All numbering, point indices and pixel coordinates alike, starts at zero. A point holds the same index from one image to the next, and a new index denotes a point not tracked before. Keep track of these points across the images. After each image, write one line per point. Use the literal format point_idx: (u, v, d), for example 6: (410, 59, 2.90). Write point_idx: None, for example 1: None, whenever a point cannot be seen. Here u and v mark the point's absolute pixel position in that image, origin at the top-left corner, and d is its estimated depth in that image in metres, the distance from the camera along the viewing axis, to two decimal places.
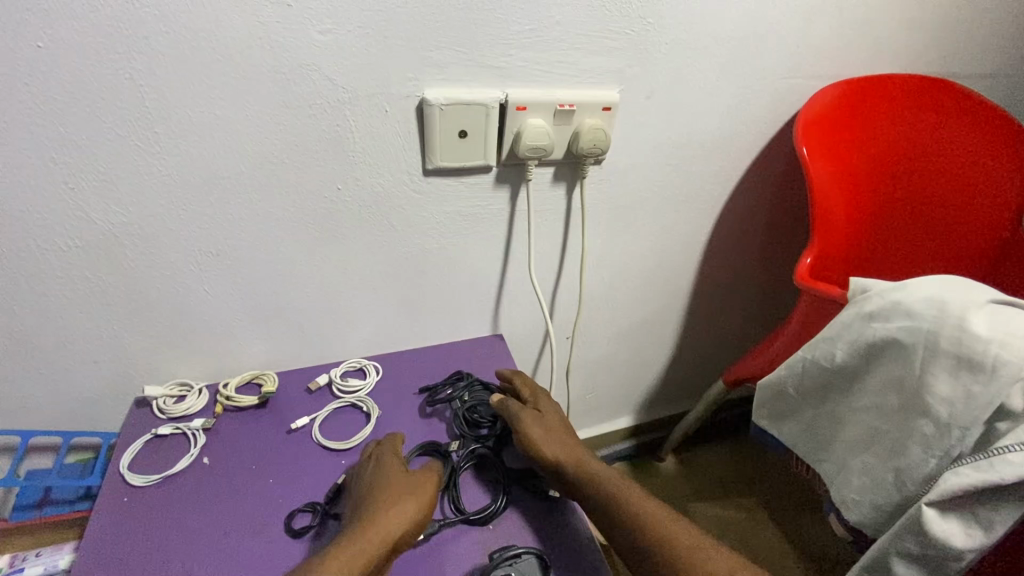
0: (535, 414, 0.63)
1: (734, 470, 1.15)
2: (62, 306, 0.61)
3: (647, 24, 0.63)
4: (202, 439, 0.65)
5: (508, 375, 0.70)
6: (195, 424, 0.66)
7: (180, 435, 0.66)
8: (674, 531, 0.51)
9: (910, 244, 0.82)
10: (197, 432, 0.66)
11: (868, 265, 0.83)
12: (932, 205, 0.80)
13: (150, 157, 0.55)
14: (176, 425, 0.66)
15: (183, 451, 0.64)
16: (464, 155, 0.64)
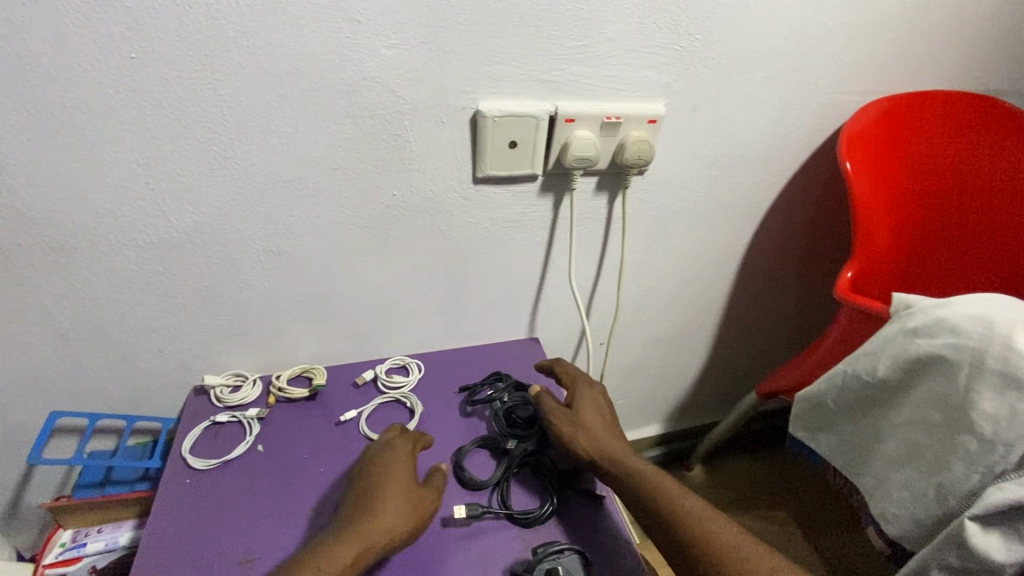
0: (576, 406, 0.66)
1: (762, 483, 1.15)
2: (135, 297, 0.66)
3: (694, 41, 0.65)
4: (257, 427, 0.69)
5: (549, 366, 0.73)
6: (251, 413, 0.70)
7: (236, 423, 0.70)
8: (708, 527, 0.52)
9: (956, 261, 0.81)
10: (251, 420, 0.70)
11: (911, 283, 0.83)
12: (977, 221, 0.79)
13: (223, 162, 0.58)
14: (233, 413, 0.70)
15: (239, 439, 0.68)
16: (513, 164, 0.66)
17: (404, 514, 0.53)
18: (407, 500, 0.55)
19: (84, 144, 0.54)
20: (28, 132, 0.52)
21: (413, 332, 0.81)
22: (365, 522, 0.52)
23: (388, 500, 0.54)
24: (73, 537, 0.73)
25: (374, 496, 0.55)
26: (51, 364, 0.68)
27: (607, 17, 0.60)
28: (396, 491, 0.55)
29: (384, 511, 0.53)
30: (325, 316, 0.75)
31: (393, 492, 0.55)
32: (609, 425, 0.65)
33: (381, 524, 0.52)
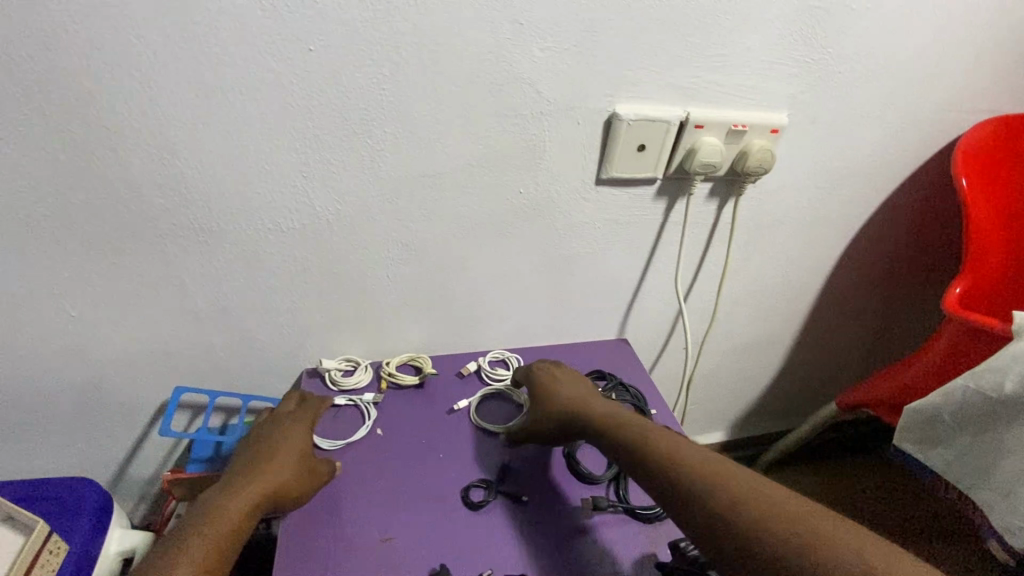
0: (557, 382, 0.66)
1: (830, 495, 1.14)
2: (266, 281, 0.68)
3: (826, 54, 0.66)
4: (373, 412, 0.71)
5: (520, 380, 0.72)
6: (367, 398, 0.73)
7: (353, 406, 0.73)
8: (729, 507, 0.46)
9: None
10: (367, 405, 0.72)
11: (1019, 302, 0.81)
12: None
13: (371, 153, 0.60)
14: (348, 397, 0.73)
15: (357, 424, 0.71)
16: (638, 167, 0.67)
17: (296, 457, 0.61)
18: (304, 448, 0.62)
19: (248, 132, 0.56)
20: (202, 117, 0.54)
21: (512, 326, 0.83)
22: (268, 457, 0.60)
23: (279, 444, 0.61)
24: None
25: (260, 441, 0.63)
26: (180, 341, 0.70)
27: (748, 27, 0.61)
28: (295, 439, 0.63)
29: (295, 454, 0.61)
30: (435, 306, 0.77)
31: (289, 437, 0.63)
32: (596, 395, 0.64)
33: (287, 461, 0.60)
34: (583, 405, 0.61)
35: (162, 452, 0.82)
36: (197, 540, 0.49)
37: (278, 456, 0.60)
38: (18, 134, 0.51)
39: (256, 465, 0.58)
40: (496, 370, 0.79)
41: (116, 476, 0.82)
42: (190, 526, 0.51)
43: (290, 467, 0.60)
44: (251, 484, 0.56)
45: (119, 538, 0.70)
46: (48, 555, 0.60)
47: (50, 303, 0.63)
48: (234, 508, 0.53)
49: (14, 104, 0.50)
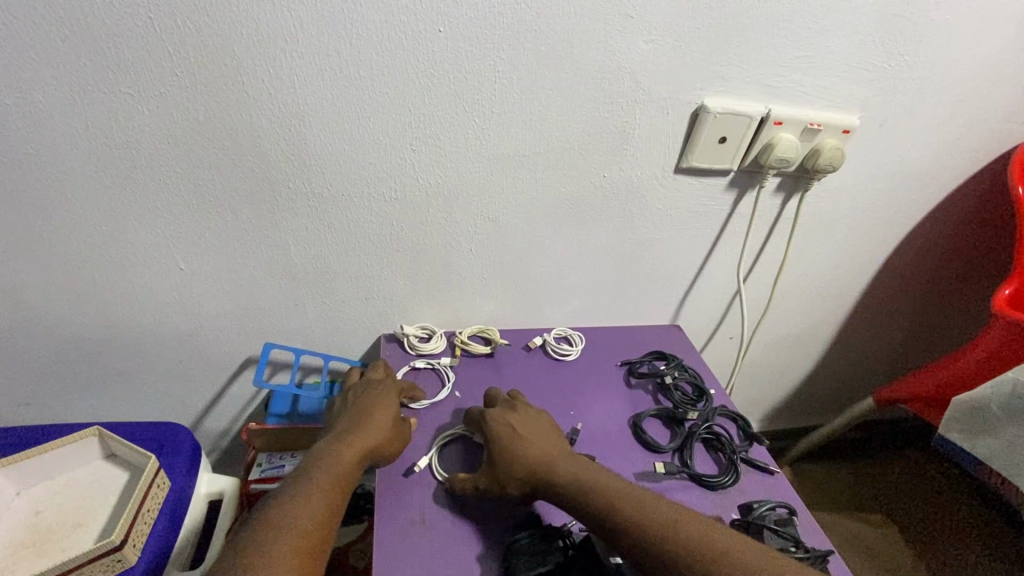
0: (512, 434, 0.60)
1: (856, 488, 1.18)
2: (361, 247, 0.72)
3: (903, 61, 0.70)
4: (451, 376, 0.75)
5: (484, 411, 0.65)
6: (444, 362, 0.77)
7: (429, 368, 0.77)
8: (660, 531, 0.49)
9: None
10: (444, 368, 0.76)
11: None
12: None
13: (477, 131, 0.65)
14: (425, 361, 0.77)
15: (434, 386, 0.75)
16: (717, 158, 0.71)
17: (390, 422, 0.62)
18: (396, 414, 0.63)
19: (370, 104, 0.61)
20: (332, 87, 0.59)
21: (576, 305, 0.88)
22: (365, 419, 0.61)
23: (374, 408, 0.62)
24: (268, 459, 0.82)
25: (353, 404, 0.64)
26: (275, 298, 0.75)
27: (835, 32, 0.65)
28: (386, 405, 0.64)
29: (389, 419, 0.62)
30: (509, 282, 0.81)
31: (382, 403, 0.64)
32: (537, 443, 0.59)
33: (382, 425, 0.61)
34: (551, 464, 0.57)
35: (238, 405, 0.86)
36: (315, 488, 0.51)
37: (375, 419, 0.61)
38: (169, 93, 0.56)
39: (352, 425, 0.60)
40: (562, 346, 0.84)
41: (194, 425, 0.87)
42: (302, 476, 0.52)
43: (386, 431, 0.61)
44: (351, 443, 0.57)
45: (207, 480, 0.75)
46: (156, 486, 0.65)
47: (166, 254, 0.68)
48: (340, 464, 0.54)
49: (172, 65, 0.54)
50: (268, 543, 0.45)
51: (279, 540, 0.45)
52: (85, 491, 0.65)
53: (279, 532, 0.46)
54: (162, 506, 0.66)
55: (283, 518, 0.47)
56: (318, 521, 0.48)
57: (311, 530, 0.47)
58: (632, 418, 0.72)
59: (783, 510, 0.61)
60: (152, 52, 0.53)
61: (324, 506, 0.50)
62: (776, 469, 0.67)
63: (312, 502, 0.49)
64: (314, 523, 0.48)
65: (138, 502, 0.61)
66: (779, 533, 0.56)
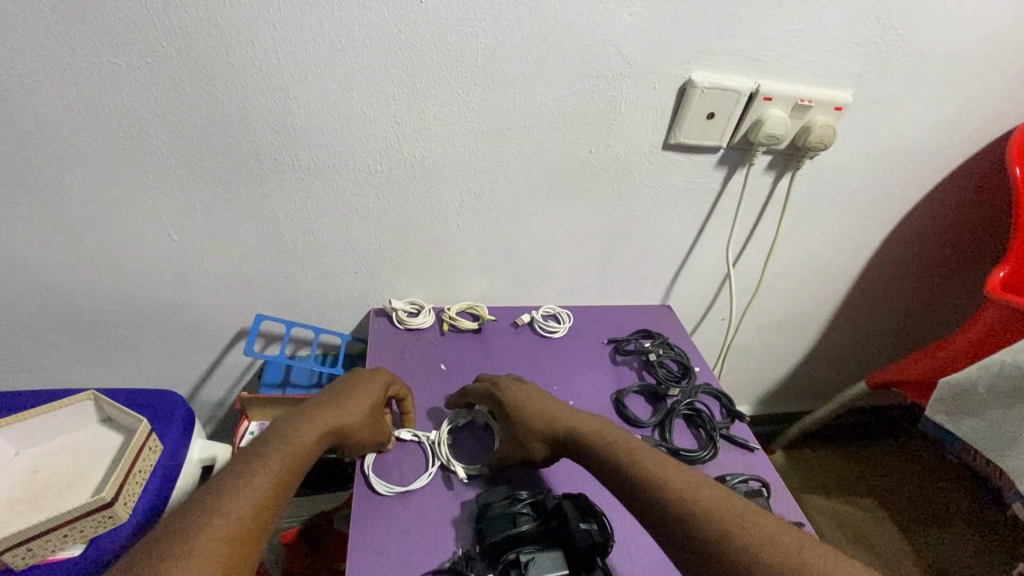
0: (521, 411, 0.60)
1: (847, 472, 1.18)
2: (349, 221, 0.73)
3: (898, 36, 0.68)
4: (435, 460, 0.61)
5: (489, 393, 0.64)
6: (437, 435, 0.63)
7: (416, 443, 0.64)
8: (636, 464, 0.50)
9: None
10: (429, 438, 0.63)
11: None
12: None
13: (461, 104, 0.65)
14: (415, 432, 0.64)
15: (419, 470, 0.61)
16: (704, 135, 0.71)
17: (363, 422, 0.58)
18: (374, 404, 0.60)
19: (354, 76, 0.61)
20: (314, 57, 0.59)
21: (565, 283, 0.88)
22: (337, 405, 0.57)
23: (353, 396, 0.59)
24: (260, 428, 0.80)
25: (332, 389, 0.60)
26: (266, 270, 0.76)
27: (825, 4, 0.64)
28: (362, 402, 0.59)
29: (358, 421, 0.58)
30: (498, 258, 0.82)
31: (364, 392, 0.60)
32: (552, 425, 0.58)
33: (350, 424, 0.57)
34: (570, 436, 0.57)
35: (233, 376, 0.88)
36: (265, 469, 0.48)
37: (349, 407, 0.58)
38: (155, 62, 0.57)
39: (325, 410, 0.56)
40: (549, 323, 0.84)
41: (191, 394, 0.89)
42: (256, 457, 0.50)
43: (355, 422, 0.58)
44: (316, 429, 0.54)
45: (200, 447, 0.77)
46: (148, 450, 0.67)
47: (158, 225, 0.69)
48: (298, 447, 0.51)
49: (156, 35, 0.55)
50: (201, 523, 0.42)
51: (213, 520, 0.42)
52: (81, 453, 0.68)
53: (220, 512, 0.43)
54: (154, 469, 0.68)
55: (224, 498, 0.44)
56: (259, 505, 0.45)
57: (251, 513, 0.44)
58: (615, 395, 0.73)
59: (756, 484, 0.62)
60: (136, 22, 0.54)
61: (270, 490, 0.47)
62: (757, 447, 0.68)
63: (257, 485, 0.46)
64: (254, 507, 0.45)
65: (129, 464, 0.63)
66: None
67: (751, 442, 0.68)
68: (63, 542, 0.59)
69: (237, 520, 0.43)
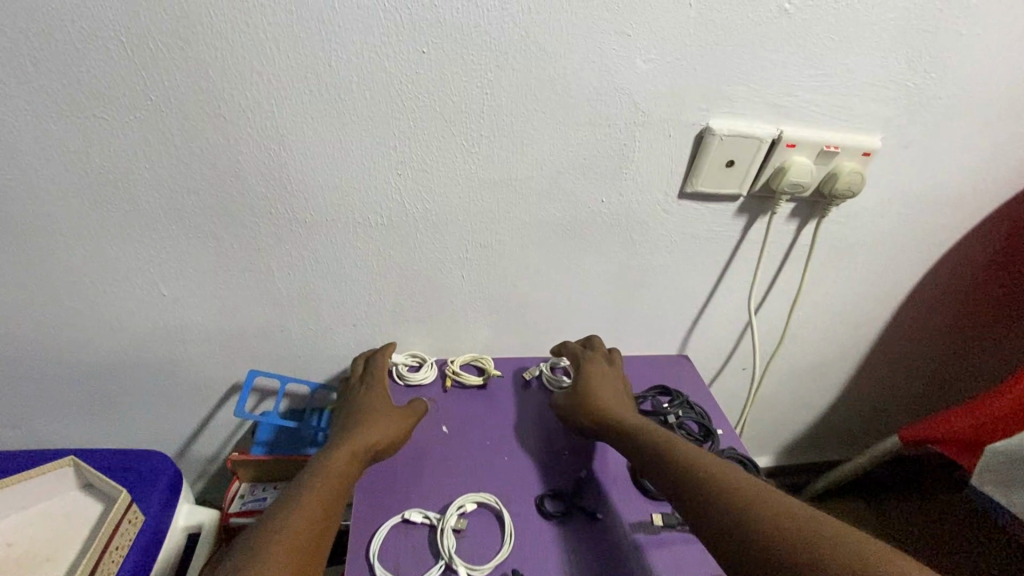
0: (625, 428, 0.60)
1: (883, 528, 1.10)
2: (348, 274, 0.69)
3: (929, 79, 0.64)
4: (445, 548, 0.54)
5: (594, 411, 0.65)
6: (449, 518, 0.57)
7: (427, 527, 0.58)
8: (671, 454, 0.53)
9: None
10: (441, 522, 0.57)
11: None
12: None
13: (465, 155, 0.61)
14: (426, 515, 0.58)
15: (426, 562, 0.54)
16: (723, 183, 0.67)
17: (382, 425, 0.63)
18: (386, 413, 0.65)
19: (352, 128, 0.58)
20: (311, 110, 0.56)
21: (575, 333, 0.83)
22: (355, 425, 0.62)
23: (370, 421, 0.62)
24: (251, 490, 0.78)
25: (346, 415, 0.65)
26: (261, 324, 0.72)
27: (851, 48, 0.60)
28: (374, 414, 0.64)
29: (377, 426, 0.63)
30: (505, 310, 0.78)
31: (373, 406, 0.65)
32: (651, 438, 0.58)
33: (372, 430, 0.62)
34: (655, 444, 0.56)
35: (226, 432, 0.84)
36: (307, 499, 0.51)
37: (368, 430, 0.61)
38: (145, 117, 0.54)
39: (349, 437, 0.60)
40: (559, 377, 0.77)
41: (182, 451, 0.85)
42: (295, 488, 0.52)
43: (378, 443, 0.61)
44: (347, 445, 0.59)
45: (187, 513, 0.73)
46: (126, 524, 0.62)
47: (148, 280, 0.66)
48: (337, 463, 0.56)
49: (145, 89, 0.53)
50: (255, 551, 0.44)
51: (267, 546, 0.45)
52: (57, 525, 0.63)
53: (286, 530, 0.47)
54: (133, 544, 0.63)
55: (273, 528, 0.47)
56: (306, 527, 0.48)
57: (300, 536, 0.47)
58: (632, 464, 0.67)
59: None
60: (125, 77, 0.52)
61: (315, 514, 0.49)
62: None
63: (302, 512, 0.49)
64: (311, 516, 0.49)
65: (105, 540, 0.59)
66: None
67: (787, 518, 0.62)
68: None
69: (301, 531, 0.47)
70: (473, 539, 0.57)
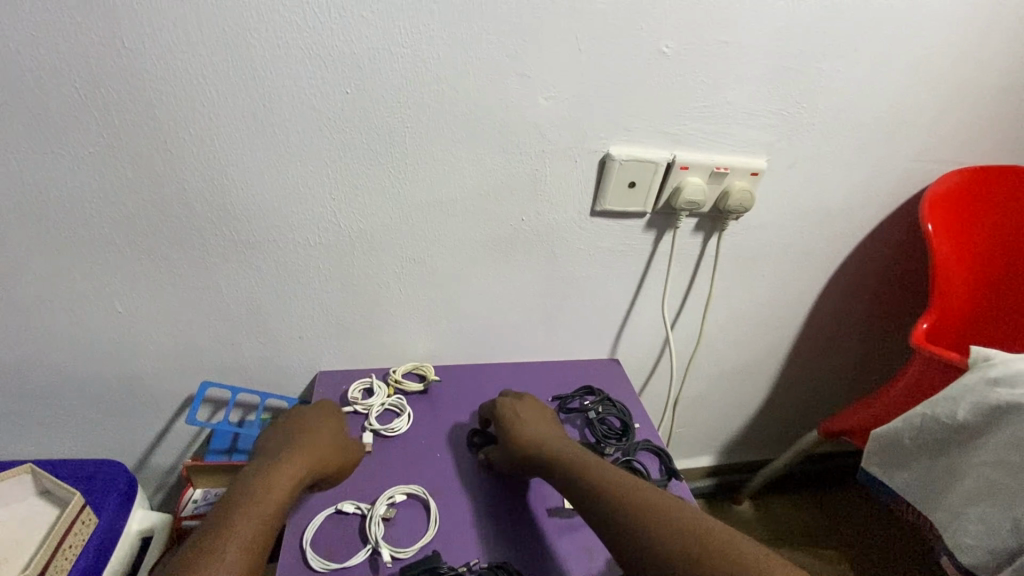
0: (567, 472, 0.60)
1: (816, 521, 1.18)
2: (292, 290, 0.76)
3: (801, 109, 0.74)
4: (375, 532, 0.60)
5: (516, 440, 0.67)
6: (377, 508, 0.63)
7: (358, 516, 0.63)
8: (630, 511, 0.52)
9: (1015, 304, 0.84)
10: (372, 512, 0.62)
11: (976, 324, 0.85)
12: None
13: (393, 181, 0.69)
14: (358, 506, 0.64)
15: (357, 547, 0.60)
16: (628, 202, 0.75)
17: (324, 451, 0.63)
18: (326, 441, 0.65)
19: (289, 158, 0.65)
20: (250, 143, 0.63)
21: (511, 341, 0.90)
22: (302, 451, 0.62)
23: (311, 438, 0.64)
24: (203, 496, 0.81)
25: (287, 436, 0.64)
26: (213, 338, 0.78)
27: (727, 84, 0.70)
28: (318, 441, 0.64)
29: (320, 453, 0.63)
30: (443, 320, 0.84)
31: (316, 435, 0.65)
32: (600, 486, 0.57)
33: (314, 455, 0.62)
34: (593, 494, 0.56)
35: (182, 443, 0.88)
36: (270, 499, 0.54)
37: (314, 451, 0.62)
38: (98, 153, 0.61)
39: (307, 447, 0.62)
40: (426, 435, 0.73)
41: (140, 462, 0.89)
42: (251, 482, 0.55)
43: (327, 462, 0.63)
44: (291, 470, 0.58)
45: (141, 517, 0.77)
46: (79, 525, 0.67)
47: (104, 299, 0.72)
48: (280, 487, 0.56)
49: (98, 128, 0.59)
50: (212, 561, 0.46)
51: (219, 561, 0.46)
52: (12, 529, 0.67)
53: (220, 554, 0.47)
54: (83, 547, 0.67)
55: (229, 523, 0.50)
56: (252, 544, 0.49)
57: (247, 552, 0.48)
58: None
59: None
60: (78, 117, 0.58)
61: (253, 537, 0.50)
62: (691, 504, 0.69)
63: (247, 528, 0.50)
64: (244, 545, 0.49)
65: (58, 540, 0.63)
66: None
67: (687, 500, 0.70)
68: None
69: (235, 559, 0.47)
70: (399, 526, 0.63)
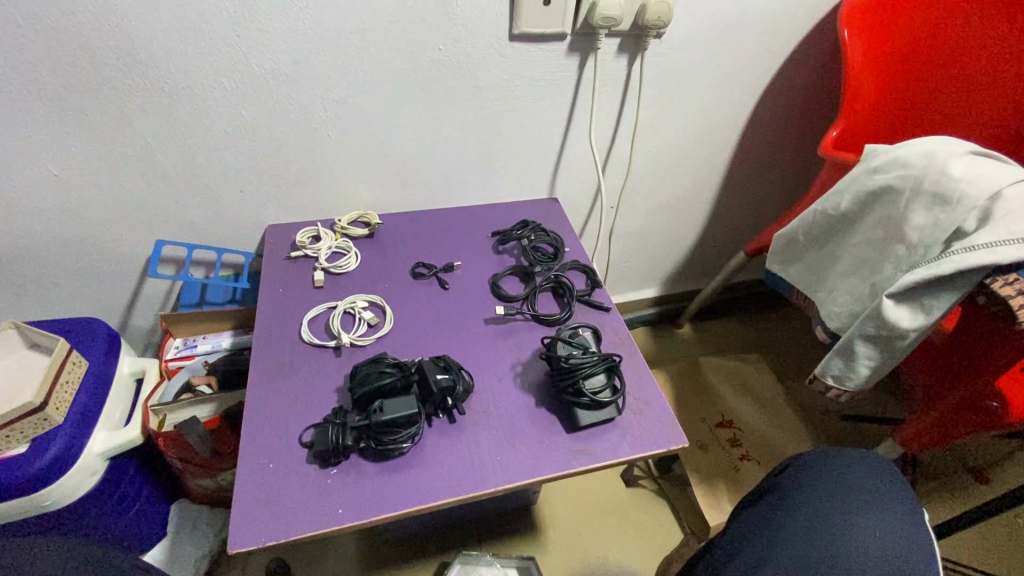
0: None
1: (743, 338, 1.35)
2: (223, 142, 0.77)
3: None
4: (336, 321, 0.73)
5: None
6: (343, 303, 0.75)
7: (330, 310, 0.76)
8: None
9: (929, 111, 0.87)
10: (360, 311, 0.75)
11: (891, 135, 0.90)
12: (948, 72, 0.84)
13: (297, 10, 0.67)
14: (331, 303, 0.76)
15: (316, 355, 0.70)
16: (545, 22, 0.75)
17: None
18: None
19: None
20: None
21: (452, 185, 0.94)
22: None
23: None
24: (184, 342, 0.89)
25: None
26: (155, 197, 0.80)
27: None
28: None
29: None
30: (380, 166, 0.87)
31: None
32: None
33: None
34: None
35: (154, 307, 0.94)
36: None
37: None
38: None
39: None
40: None
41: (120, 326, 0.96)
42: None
43: None
44: None
45: (130, 361, 0.86)
46: (71, 364, 0.75)
47: (34, 162, 0.71)
48: None
49: None
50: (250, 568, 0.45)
51: None
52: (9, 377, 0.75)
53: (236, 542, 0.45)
54: (81, 381, 0.77)
55: None
56: None
57: None
58: (497, 276, 0.82)
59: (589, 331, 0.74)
60: None
61: None
62: (608, 306, 0.79)
63: None
64: None
65: (54, 374, 0.72)
66: (570, 343, 0.68)
67: (605, 303, 0.80)
68: (7, 442, 0.69)
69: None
70: (374, 325, 0.74)
